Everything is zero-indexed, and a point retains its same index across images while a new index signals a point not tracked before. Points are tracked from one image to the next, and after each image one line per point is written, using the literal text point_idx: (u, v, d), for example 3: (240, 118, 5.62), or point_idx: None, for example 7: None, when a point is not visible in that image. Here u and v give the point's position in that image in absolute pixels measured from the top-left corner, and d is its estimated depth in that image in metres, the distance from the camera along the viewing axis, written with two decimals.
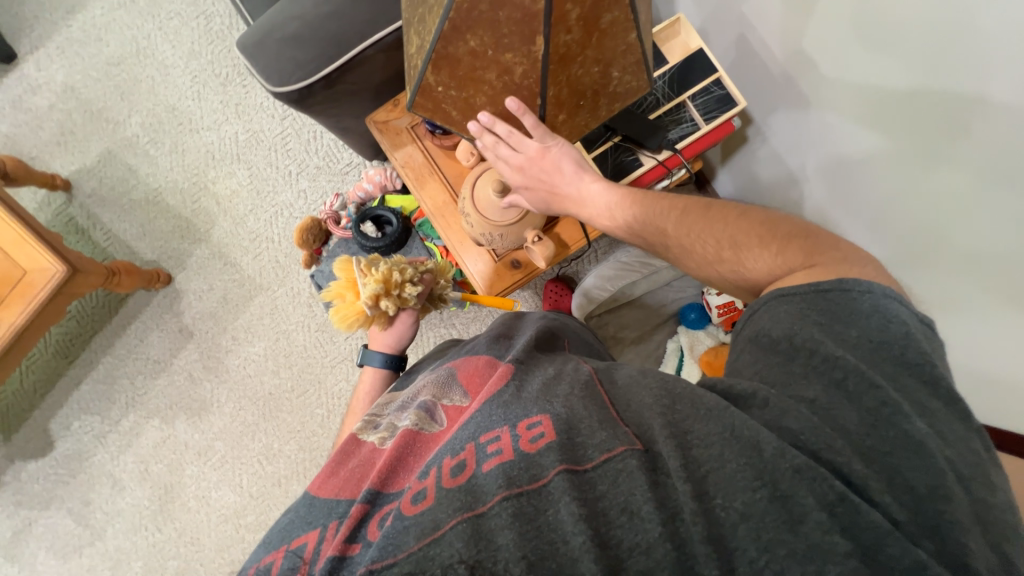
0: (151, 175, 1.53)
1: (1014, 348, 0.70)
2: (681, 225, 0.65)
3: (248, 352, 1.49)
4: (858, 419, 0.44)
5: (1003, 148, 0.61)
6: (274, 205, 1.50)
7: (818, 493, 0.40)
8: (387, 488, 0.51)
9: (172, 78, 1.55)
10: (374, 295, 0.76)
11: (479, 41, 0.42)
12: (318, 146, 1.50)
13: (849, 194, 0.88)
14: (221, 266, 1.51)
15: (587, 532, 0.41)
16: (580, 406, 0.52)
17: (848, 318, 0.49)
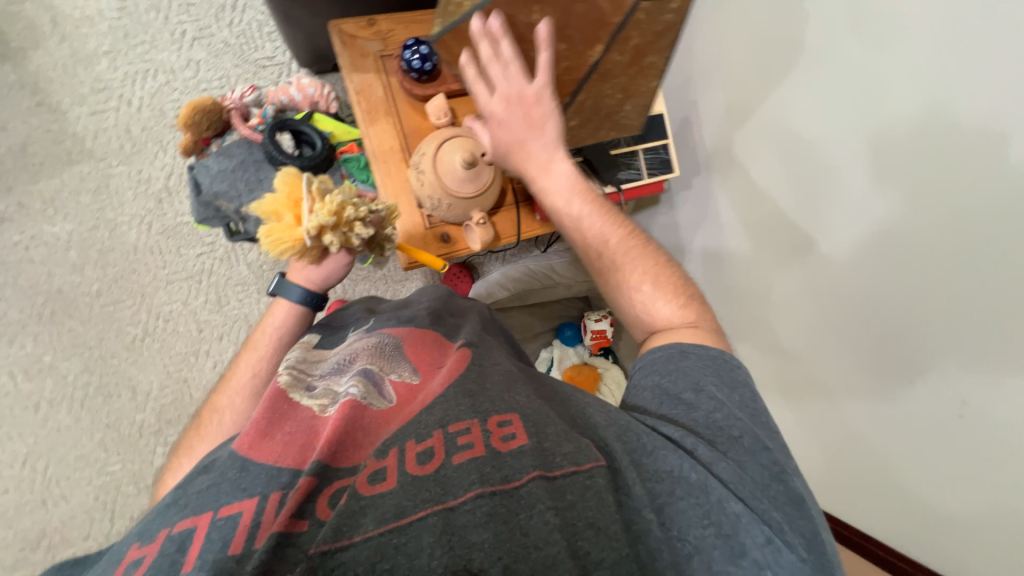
0: None
1: (798, 417, 0.98)
2: (620, 242, 0.64)
3: (40, 230, 1.12)
4: (764, 471, 0.51)
5: (821, 276, 0.86)
6: (146, 62, 1.16)
7: (752, 535, 0.46)
8: (338, 462, 0.46)
9: None
10: (319, 226, 0.68)
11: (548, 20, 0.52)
12: (233, 19, 1.19)
13: (718, 276, 1.12)
14: (33, 105, 1.11)
15: (562, 544, 0.42)
16: (546, 413, 0.53)
17: (736, 384, 0.57)
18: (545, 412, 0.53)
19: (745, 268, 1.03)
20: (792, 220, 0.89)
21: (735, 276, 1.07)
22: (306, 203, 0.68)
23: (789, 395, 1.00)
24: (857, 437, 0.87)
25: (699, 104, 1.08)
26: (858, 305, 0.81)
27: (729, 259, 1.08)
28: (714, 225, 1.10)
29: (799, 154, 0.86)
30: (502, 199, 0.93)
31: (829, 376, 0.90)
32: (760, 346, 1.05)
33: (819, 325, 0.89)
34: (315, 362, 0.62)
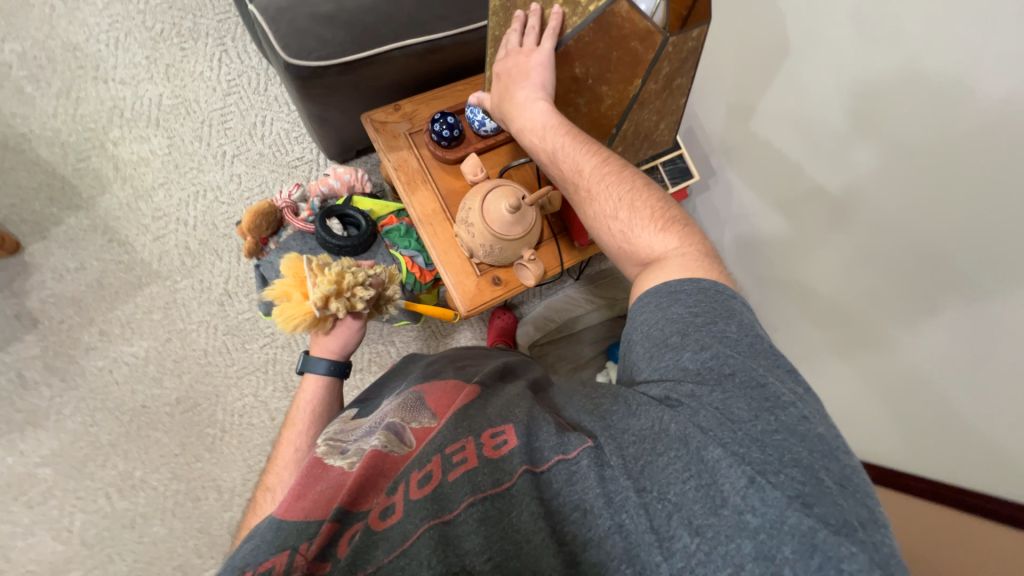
0: (23, 118, 1.24)
1: (855, 385, 0.98)
2: (596, 170, 0.64)
3: (120, 353, 1.20)
4: (749, 408, 0.48)
5: (853, 233, 0.90)
6: (196, 184, 1.29)
7: (731, 478, 0.44)
8: (356, 507, 0.48)
9: (82, 16, 1.30)
10: (324, 296, 0.74)
11: (583, 69, 0.63)
12: (264, 132, 1.34)
13: (757, 259, 1.17)
14: (104, 242, 1.23)
15: (547, 530, 0.46)
16: (535, 416, 0.56)
17: (727, 315, 0.54)
18: (537, 410, 0.57)
19: (781, 240, 1.08)
20: (811, 188, 0.95)
21: (775, 250, 1.11)
22: (308, 279, 0.75)
23: (845, 353, 0.99)
24: (915, 382, 0.85)
25: (701, 111, 1.18)
26: (895, 250, 0.83)
27: (765, 237, 1.12)
28: (742, 209, 1.16)
29: (800, 128, 0.93)
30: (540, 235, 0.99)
31: (881, 327, 0.90)
32: (813, 313, 1.06)
33: (861, 281, 0.91)
34: (348, 427, 0.65)
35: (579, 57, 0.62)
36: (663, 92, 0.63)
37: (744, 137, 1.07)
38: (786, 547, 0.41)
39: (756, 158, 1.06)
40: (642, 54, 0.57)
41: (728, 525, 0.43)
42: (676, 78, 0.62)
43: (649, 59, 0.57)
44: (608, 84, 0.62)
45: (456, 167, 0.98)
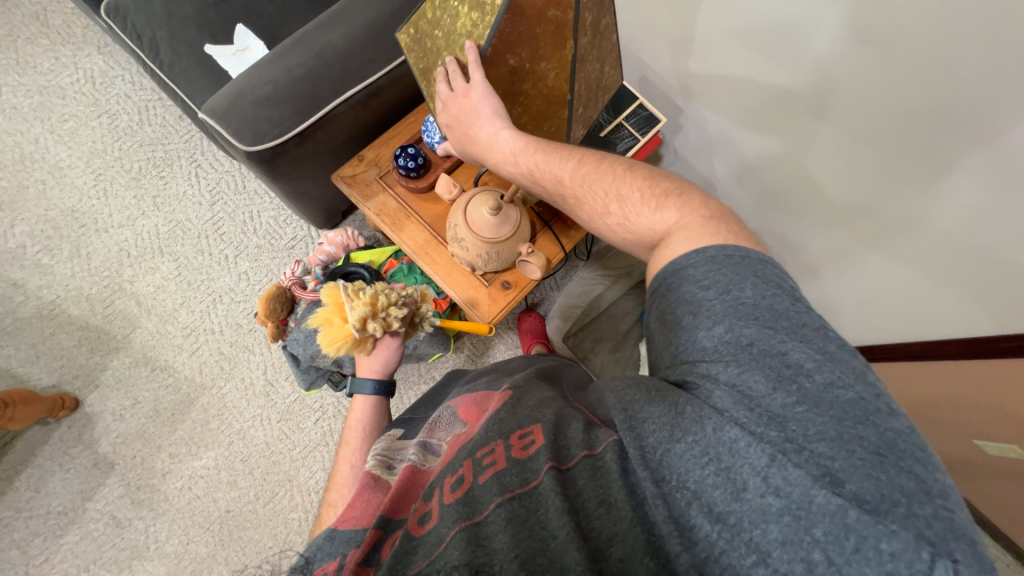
0: (45, 287, 1.32)
1: (887, 276, 0.90)
2: (577, 175, 0.59)
3: (193, 469, 1.26)
4: (767, 382, 0.46)
5: (842, 117, 0.83)
6: (211, 293, 1.37)
7: (750, 460, 0.43)
8: (398, 515, 0.52)
9: (70, 180, 1.40)
10: (362, 318, 0.74)
11: (517, 57, 0.51)
12: (255, 226, 1.42)
13: (751, 184, 1.10)
14: (149, 372, 1.30)
15: (570, 524, 0.46)
16: (564, 415, 0.58)
17: (738, 282, 0.51)
18: (561, 409, 0.59)
19: (769, 157, 1.02)
20: (785, 86, 0.90)
21: (765, 170, 1.05)
22: (346, 303, 0.75)
23: (869, 243, 0.90)
24: (953, 246, 0.77)
25: (647, 56, 1.17)
26: (892, 117, 0.77)
27: (752, 160, 1.07)
28: (721, 135, 1.11)
29: (756, 29, 0.89)
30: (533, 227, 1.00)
31: (896, 209, 0.83)
32: (820, 220, 0.98)
33: (863, 164, 0.84)
34: (393, 442, 0.66)
35: (508, 51, 0.50)
36: (596, 39, 0.53)
37: (699, 64, 1.05)
38: (811, 527, 0.40)
39: (722, 86, 1.03)
40: (562, 16, 0.47)
41: (751, 510, 0.43)
42: (602, 17, 0.52)
43: (570, 18, 0.48)
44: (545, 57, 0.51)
45: (431, 193, 1.00)
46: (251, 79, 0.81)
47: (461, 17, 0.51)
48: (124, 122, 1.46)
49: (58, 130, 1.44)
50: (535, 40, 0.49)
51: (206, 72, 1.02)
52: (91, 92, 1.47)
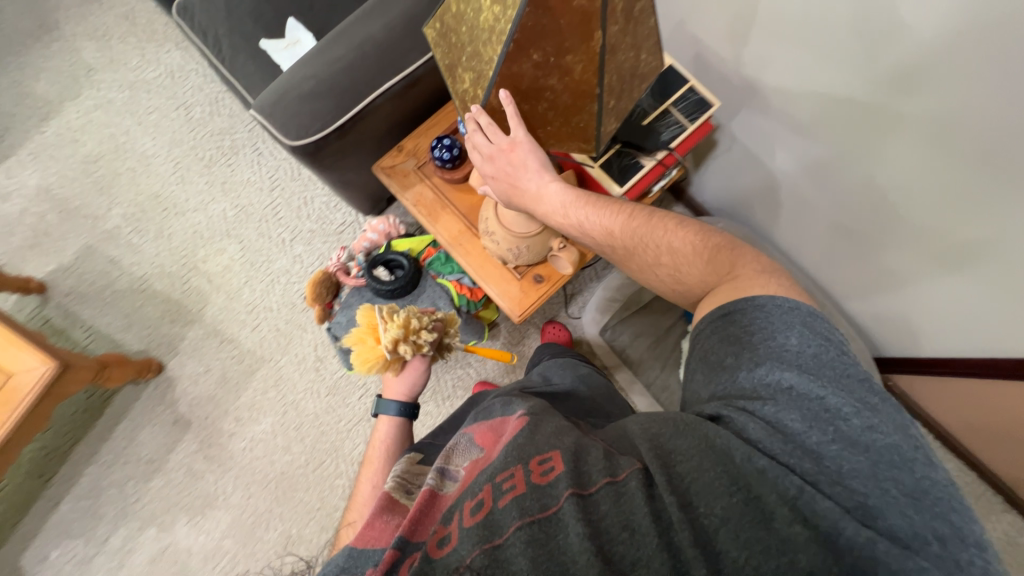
0: (135, 264, 1.49)
1: (975, 293, 0.88)
2: (626, 228, 0.70)
3: (254, 432, 1.40)
4: (803, 420, 0.53)
5: (927, 136, 0.79)
6: (270, 274, 1.48)
7: (779, 491, 0.49)
8: (415, 537, 0.53)
9: (154, 168, 1.56)
10: (394, 339, 0.81)
11: (542, 54, 0.48)
12: (309, 211, 1.52)
13: (814, 192, 1.06)
14: (218, 344, 1.45)
15: (591, 549, 0.48)
16: (584, 443, 0.59)
17: (781, 329, 0.58)
18: (583, 442, 0.60)
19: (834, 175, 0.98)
20: (862, 96, 0.84)
21: (828, 188, 1.02)
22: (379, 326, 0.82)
23: (952, 262, 0.88)
24: None
25: (701, 33, 1.07)
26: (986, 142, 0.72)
27: (813, 177, 1.03)
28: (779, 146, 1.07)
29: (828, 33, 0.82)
30: None
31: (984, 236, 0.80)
32: (892, 240, 0.96)
33: (948, 186, 0.80)
34: (413, 467, 0.68)
35: (530, 47, 0.47)
36: (628, 25, 0.49)
37: (758, 56, 0.97)
38: (836, 554, 0.47)
39: (785, 102, 0.98)
40: (588, 7, 0.44)
41: (779, 538, 0.48)
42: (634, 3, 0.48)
43: (597, 9, 0.44)
44: (572, 53, 0.48)
45: (467, 184, 1.00)
46: (299, 74, 0.84)
47: (483, 15, 0.48)
48: (197, 112, 1.59)
49: (144, 121, 1.59)
50: (559, 32, 0.46)
51: (262, 66, 1.08)
52: (170, 85, 1.62)
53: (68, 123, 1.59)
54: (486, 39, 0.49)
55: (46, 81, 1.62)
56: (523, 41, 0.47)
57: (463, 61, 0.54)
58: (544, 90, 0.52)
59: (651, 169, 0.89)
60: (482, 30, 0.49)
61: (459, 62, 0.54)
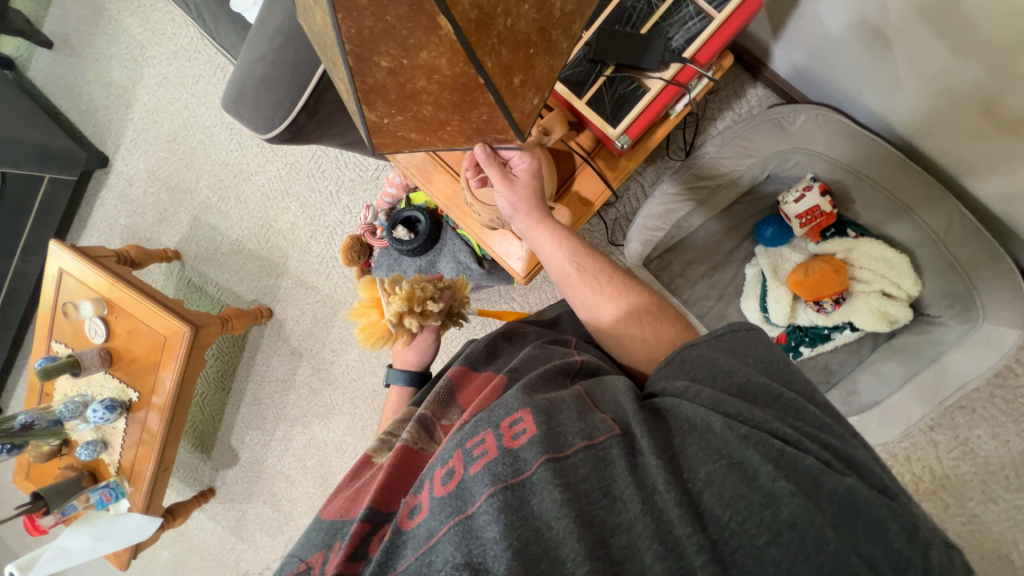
0: (229, 228, 1.74)
1: None
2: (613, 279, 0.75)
3: (348, 359, 1.69)
4: (759, 388, 0.57)
5: None
6: (328, 226, 1.61)
7: (762, 451, 0.49)
8: (386, 508, 0.61)
9: (216, 138, 1.70)
10: (398, 313, 0.87)
11: (391, 58, 0.40)
12: (345, 160, 1.55)
13: (924, 35, 0.75)
14: (305, 291, 1.69)
15: (569, 516, 0.48)
16: (557, 400, 0.60)
17: (743, 349, 0.63)
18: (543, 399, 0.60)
19: (969, 57, 0.72)
20: None
21: (959, 74, 0.76)
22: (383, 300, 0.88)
23: None
24: None
25: None
26: None
27: (935, 59, 0.77)
28: (884, 27, 0.79)
29: None
30: (570, 165, 0.83)
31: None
32: None
33: None
34: (401, 421, 0.79)
35: (371, 55, 0.40)
36: None
37: None
38: (817, 503, 0.47)
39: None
40: None
41: (763, 495, 0.47)
42: None
43: None
44: (424, 49, 0.39)
45: None
46: (251, 57, 0.79)
47: (315, 17, 0.41)
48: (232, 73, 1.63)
49: (195, 92, 1.69)
50: (393, 31, 0.38)
51: (241, 31, 1.03)
52: (203, 48, 1.65)
53: (145, 107, 1.78)
54: (329, 47, 0.42)
55: (117, 67, 1.78)
56: (360, 50, 0.40)
57: (329, 68, 0.45)
58: (418, 95, 0.44)
59: (658, 95, 0.68)
60: (322, 34, 0.41)
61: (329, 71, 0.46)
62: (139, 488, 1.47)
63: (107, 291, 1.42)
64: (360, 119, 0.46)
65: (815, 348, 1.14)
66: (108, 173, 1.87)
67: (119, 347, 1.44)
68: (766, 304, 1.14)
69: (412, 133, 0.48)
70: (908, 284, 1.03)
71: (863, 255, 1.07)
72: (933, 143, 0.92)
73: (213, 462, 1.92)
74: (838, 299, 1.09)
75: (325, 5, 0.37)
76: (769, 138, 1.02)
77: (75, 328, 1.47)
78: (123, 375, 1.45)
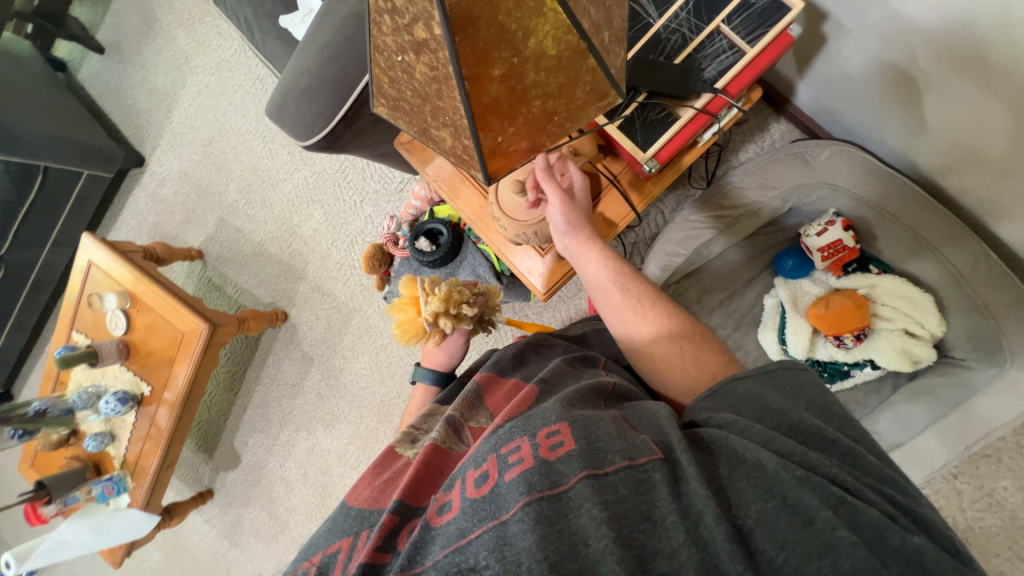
0: (253, 231, 1.78)
1: None
2: (655, 303, 0.75)
3: (357, 368, 1.69)
4: (815, 430, 0.55)
5: None
6: (350, 234, 1.64)
7: (822, 496, 0.48)
8: (416, 502, 0.61)
9: (249, 144, 1.76)
10: (434, 313, 0.89)
11: (505, 64, 0.38)
12: (372, 172, 1.60)
13: (957, 79, 0.75)
14: (321, 296, 1.71)
15: (609, 536, 0.47)
16: (597, 418, 0.59)
17: (795, 389, 0.61)
18: (576, 413, 0.60)
19: (1005, 108, 0.73)
20: None
21: (990, 122, 0.76)
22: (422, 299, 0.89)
23: None
24: None
25: None
26: None
27: (970, 104, 0.77)
28: (915, 70, 0.80)
29: None
30: (595, 187, 0.85)
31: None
32: None
33: None
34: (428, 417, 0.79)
35: (483, 70, 0.38)
36: None
37: None
38: (885, 552, 0.47)
39: (921, 21, 0.73)
40: None
41: (820, 541, 0.46)
42: None
43: None
44: (530, 37, 0.37)
45: None
46: (295, 67, 0.82)
47: (417, 73, 0.40)
48: (270, 84, 1.69)
49: (234, 101, 1.76)
50: (504, 30, 0.37)
51: (287, 45, 1.08)
52: (245, 60, 1.73)
53: (185, 112, 1.85)
54: (438, 91, 0.40)
55: (163, 74, 1.87)
56: (474, 70, 0.38)
57: (430, 121, 0.45)
58: (528, 93, 0.41)
59: (688, 123, 0.71)
60: (428, 86, 0.41)
61: (429, 125, 0.46)
62: (140, 483, 1.47)
63: (132, 285, 1.45)
64: (478, 151, 0.44)
65: (836, 384, 1.10)
66: (142, 172, 1.94)
67: (136, 341, 1.46)
68: (784, 336, 1.13)
69: (523, 142, 0.47)
70: (932, 323, 1.01)
71: (885, 292, 1.06)
72: (956, 183, 0.92)
73: (213, 463, 1.90)
74: (859, 335, 1.06)
75: (435, 37, 0.36)
76: (792, 171, 1.03)
77: (97, 319, 1.50)
78: (138, 368, 1.46)
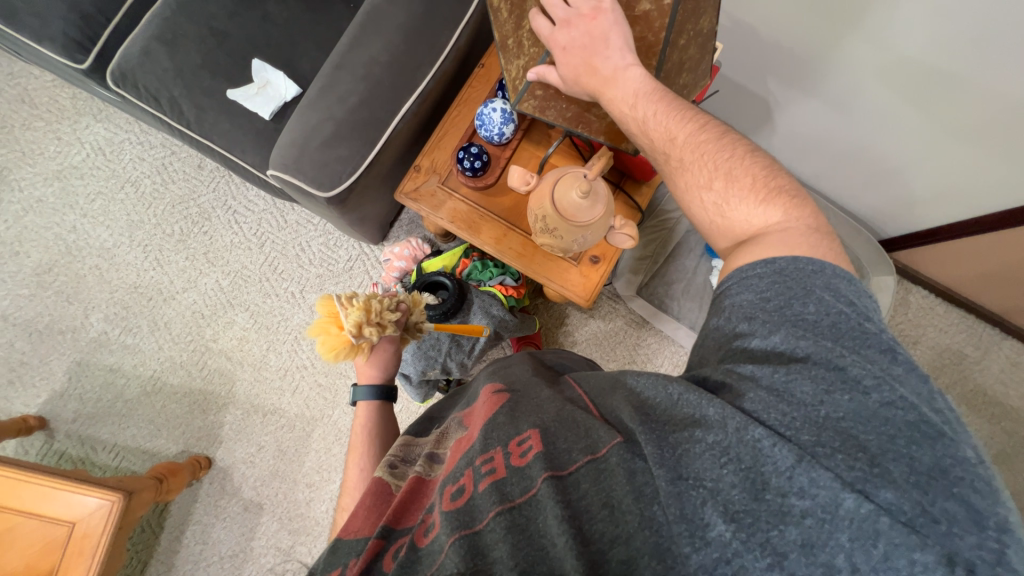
0: (140, 364, 1.36)
1: (928, 176, 1.11)
2: (719, 164, 0.55)
3: (332, 491, 1.32)
4: (815, 391, 0.41)
5: (879, 53, 0.94)
6: (291, 331, 1.39)
7: (774, 460, 0.38)
8: (401, 524, 0.51)
9: (121, 258, 1.40)
10: (358, 323, 0.70)
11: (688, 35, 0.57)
12: (310, 257, 1.42)
13: (788, 108, 1.19)
14: (262, 418, 1.36)
15: (570, 532, 0.40)
16: (565, 416, 0.51)
17: (798, 305, 0.46)
18: (568, 411, 0.52)
19: (815, 121, 1.17)
20: (836, 19, 0.93)
21: (811, 129, 1.20)
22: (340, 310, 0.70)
23: (911, 154, 1.08)
24: (960, 148, 1.00)
25: None
26: (924, 62, 0.90)
27: (797, 121, 1.21)
28: (768, 97, 1.20)
29: None
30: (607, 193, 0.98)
31: (965, 110, 0.93)
32: (858, 154, 1.18)
33: (905, 90, 0.97)
34: (406, 446, 0.68)
35: (677, 36, 0.56)
36: None
37: None
38: None
39: (764, 70, 1.14)
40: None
41: (771, 512, 0.37)
42: None
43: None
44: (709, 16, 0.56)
45: (495, 189, 0.98)
46: (314, 119, 0.80)
47: None
48: (149, 185, 1.43)
49: (90, 211, 1.41)
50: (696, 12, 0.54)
51: (234, 118, 0.98)
52: (106, 163, 1.44)
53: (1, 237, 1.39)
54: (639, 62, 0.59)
55: None
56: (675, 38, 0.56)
57: None
58: (688, 58, 0.61)
59: None
60: None
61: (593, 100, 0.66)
62: None
63: None
64: None
65: None
66: None
67: None
68: None
69: None
70: None
71: None
72: (804, 168, 1.34)
73: None
74: None
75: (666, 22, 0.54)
76: None
77: None
78: None
